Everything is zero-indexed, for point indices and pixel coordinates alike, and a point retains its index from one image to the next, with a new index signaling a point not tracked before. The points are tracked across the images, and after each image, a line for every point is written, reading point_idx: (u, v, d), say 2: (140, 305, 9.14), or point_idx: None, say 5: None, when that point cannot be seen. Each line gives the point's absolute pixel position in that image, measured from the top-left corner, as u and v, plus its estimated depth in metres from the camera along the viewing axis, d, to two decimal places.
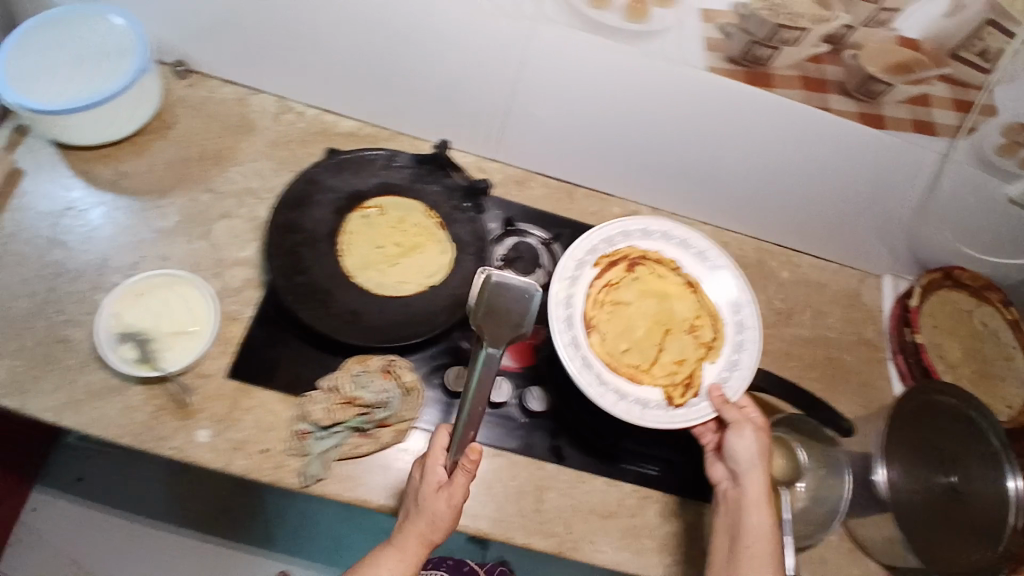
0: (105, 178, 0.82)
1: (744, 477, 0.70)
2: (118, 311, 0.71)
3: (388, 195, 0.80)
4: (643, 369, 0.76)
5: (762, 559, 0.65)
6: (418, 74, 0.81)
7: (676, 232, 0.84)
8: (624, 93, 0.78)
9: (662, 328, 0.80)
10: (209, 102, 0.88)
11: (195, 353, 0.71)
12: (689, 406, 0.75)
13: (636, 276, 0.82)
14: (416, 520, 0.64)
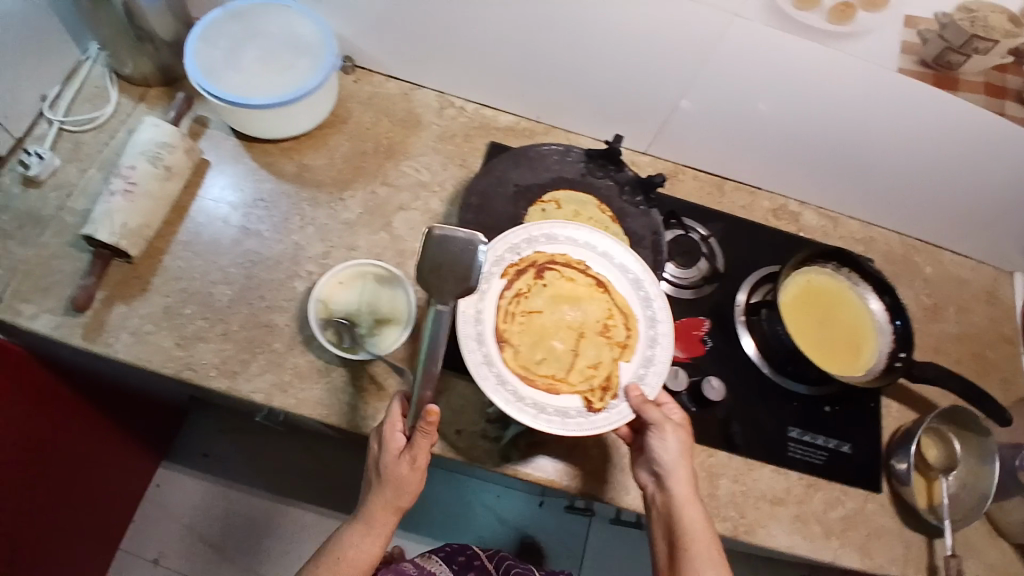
0: (288, 169, 0.85)
1: (671, 476, 0.66)
2: (325, 299, 0.76)
3: (563, 188, 0.82)
4: (560, 378, 0.69)
5: (705, 560, 0.62)
6: (593, 72, 0.85)
7: (580, 233, 0.75)
8: (798, 95, 0.81)
9: (568, 336, 0.72)
10: (378, 97, 0.92)
11: (397, 338, 0.75)
12: (609, 410, 0.68)
13: (545, 281, 0.74)
14: (382, 486, 0.63)
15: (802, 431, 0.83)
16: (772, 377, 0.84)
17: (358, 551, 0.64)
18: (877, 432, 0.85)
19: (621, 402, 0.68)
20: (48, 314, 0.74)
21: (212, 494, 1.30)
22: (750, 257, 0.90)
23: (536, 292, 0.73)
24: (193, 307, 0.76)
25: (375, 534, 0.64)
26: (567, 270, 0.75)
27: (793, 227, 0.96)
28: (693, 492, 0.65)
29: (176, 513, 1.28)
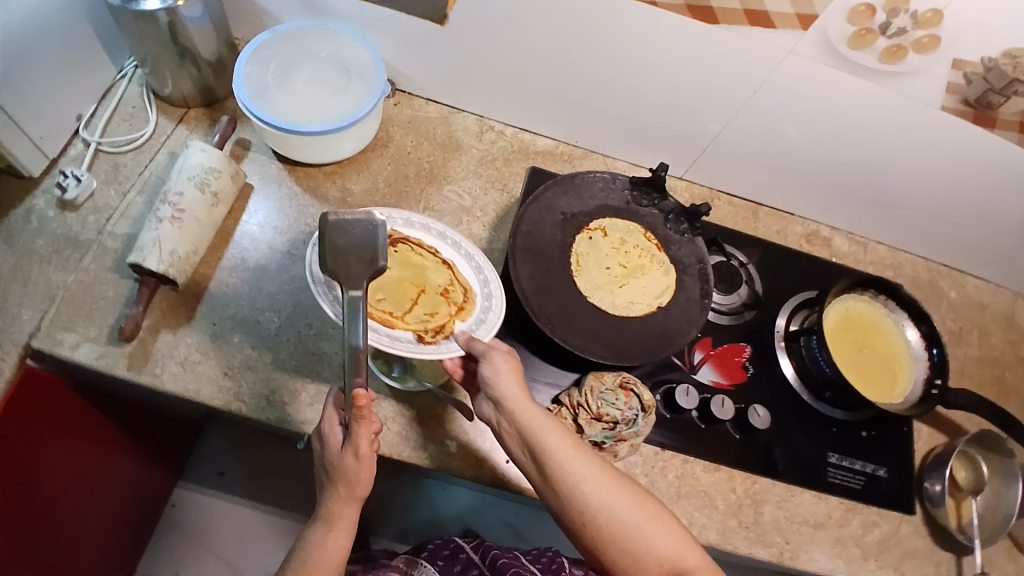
0: (332, 194, 0.85)
1: (507, 393, 0.65)
2: None
3: (609, 216, 0.83)
4: (396, 316, 0.69)
5: (566, 449, 0.63)
6: (639, 100, 0.86)
7: (435, 223, 0.76)
8: (837, 126, 0.83)
9: (407, 289, 0.72)
10: (418, 120, 0.92)
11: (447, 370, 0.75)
12: (439, 345, 0.66)
13: (396, 251, 0.73)
14: (337, 484, 0.61)
15: (840, 456, 0.85)
16: (811, 403, 0.86)
17: (330, 549, 0.62)
18: (910, 455, 0.87)
19: (452, 341, 0.67)
20: (90, 342, 0.72)
21: (227, 513, 1.27)
22: (786, 283, 0.91)
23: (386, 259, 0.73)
24: (241, 335, 0.75)
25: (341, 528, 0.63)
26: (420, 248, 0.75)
27: (825, 252, 0.98)
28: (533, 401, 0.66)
29: (188, 532, 1.25)
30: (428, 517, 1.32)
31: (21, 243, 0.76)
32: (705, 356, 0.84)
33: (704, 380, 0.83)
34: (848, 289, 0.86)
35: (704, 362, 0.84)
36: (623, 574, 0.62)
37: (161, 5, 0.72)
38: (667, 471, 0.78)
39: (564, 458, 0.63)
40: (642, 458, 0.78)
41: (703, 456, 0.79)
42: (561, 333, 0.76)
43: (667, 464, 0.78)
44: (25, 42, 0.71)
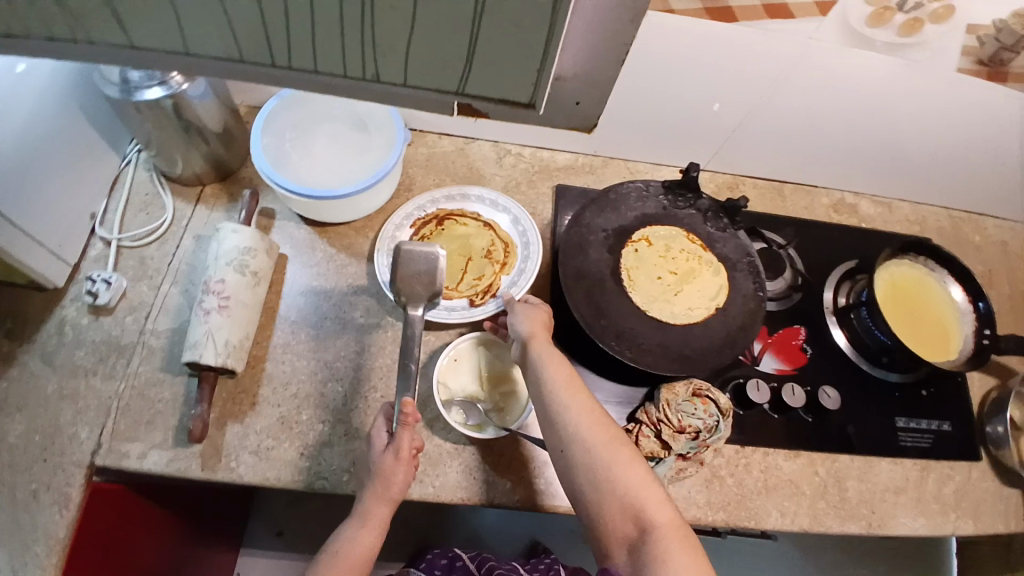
0: (368, 248, 0.83)
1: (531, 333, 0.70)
2: (445, 382, 0.76)
3: (649, 225, 0.83)
4: (451, 287, 0.81)
5: (564, 389, 0.65)
6: (659, 102, 0.85)
7: (471, 191, 0.86)
8: (856, 99, 0.84)
9: (456, 260, 0.83)
10: (436, 158, 0.91)
11: (522, 410, 0.75)
12: (489, 306, 0.80)
13: (442, 228, 0.84)
14: (371, 479, 0.63)
15: (907, 418, 0.86)
16: (870, 371, 0.87)
17: (356, 544, 0.62)
18: (970, 405, 0.89)
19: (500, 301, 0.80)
20: (158, 449, 0.70)
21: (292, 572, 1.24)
22: (825, 257, 0.92)
23: (437, 234, 0.83)
24: (309, 412, 0.73)
25: (372, 524, 0.63)
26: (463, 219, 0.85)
27: (852, 219, 0.99)
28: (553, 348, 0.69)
29: None
30: (493, 535, 1.32)
31: (63, 360, 0.74)
32: (764, 345, 0.86)
33: (767, 369, 0.84)
34: (891, 255, 0.88)
35: (764, 352, 0.85)
36: (595, 507, 0.61)
37: (163, 92, 0.68)
38: (750, 466, 0.79)
39: (551, 390, 0.65)
40: (723, 458, 0.78)
41: (780, 446, 0.80)
42: (631, 354, 0.74)
43: (748, 459, 0.79)
44: (34, 153, 0.67)
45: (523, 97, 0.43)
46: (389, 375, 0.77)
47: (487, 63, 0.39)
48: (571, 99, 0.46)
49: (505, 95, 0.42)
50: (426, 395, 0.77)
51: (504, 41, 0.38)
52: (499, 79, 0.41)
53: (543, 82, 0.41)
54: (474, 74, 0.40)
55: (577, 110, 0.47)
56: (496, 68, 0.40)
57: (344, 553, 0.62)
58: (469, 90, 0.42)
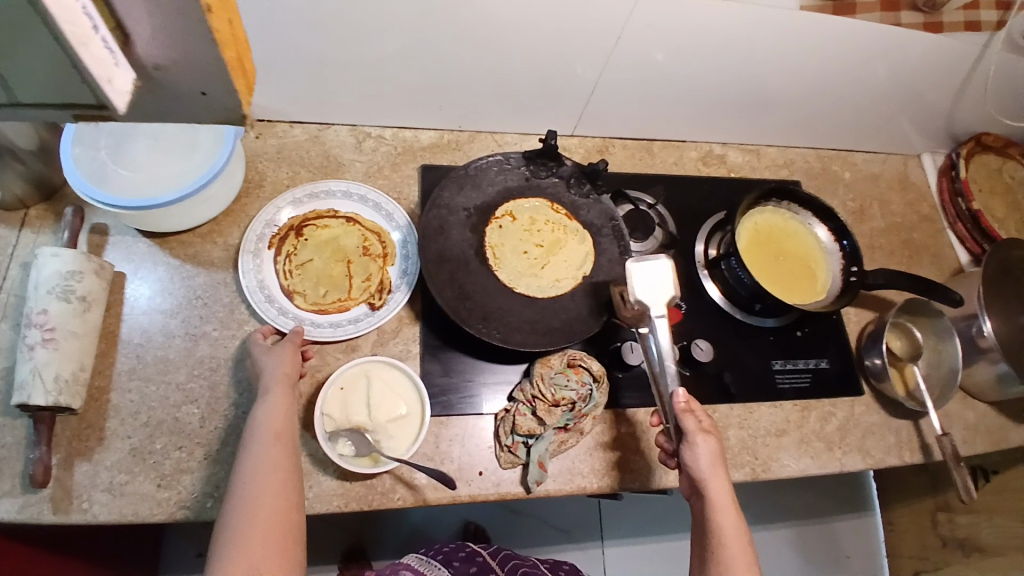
0: (217, 255, 0.78)
1: (710, 492, 0.62)
2: (328, 412, 0.69)
3: (512, 200, 0.81)
4: (343, 294, 0.77)
5: (738, 567, 0.59)
6: (511, 67, 0.82)
7: (319, 187, 0.81)
8: (708, 49, 0.83)
9: (335, 268, 0.78)
10: (287, 148, 0.85)
11: (416, 437, 0.70)
12: (389, 303, 0.78)
13: (305, 237, 0.79)
14: (272, 374, 0.66)
15: (784, 361, 0.89)
16: (745, 319, 0.89)
17: (276, 421, 0.62)
18: (845, 340, 0.92)
19: (397, 295, 0.78)
20: (6, 499, 0.64)
21: None
22: (696, 212, 0.94)
23: (302, 247, 0.78)
24: (163, 439, 0.69)
25: (286, 399, 0.64)
26: (321, 223, 0.80)
27: (722, 168, 1.01)
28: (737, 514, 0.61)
29: None
30: (424, 519, 1.32)
31: None
32: None
33: None
34: (754, 204, 0.88)
35: None
36: None
37: None
38: (633, 429, 0.80)
39: (716, 500, 0.61)
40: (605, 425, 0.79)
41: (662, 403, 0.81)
42: (498, 333, 0.72)
43: (630, 423, 0.80)
44: None
45: (84, 98, 0.31)
46: (251, 388, 0.73)
47: (15, 66, 0.30)
48: (197, 89, 0.33)
49: (67, 99, 0.32)
50: None
51: (22, 49, 0.29)
52: (39, 76, 0.30)
53: (87, 77, 0.29)
54: (10, 78, 0.31)
55: (207, 103, 0.33)
56: (29, 72, 0.30)
57: (265, 431, 0.61)
58: (26, 101, 0.32)
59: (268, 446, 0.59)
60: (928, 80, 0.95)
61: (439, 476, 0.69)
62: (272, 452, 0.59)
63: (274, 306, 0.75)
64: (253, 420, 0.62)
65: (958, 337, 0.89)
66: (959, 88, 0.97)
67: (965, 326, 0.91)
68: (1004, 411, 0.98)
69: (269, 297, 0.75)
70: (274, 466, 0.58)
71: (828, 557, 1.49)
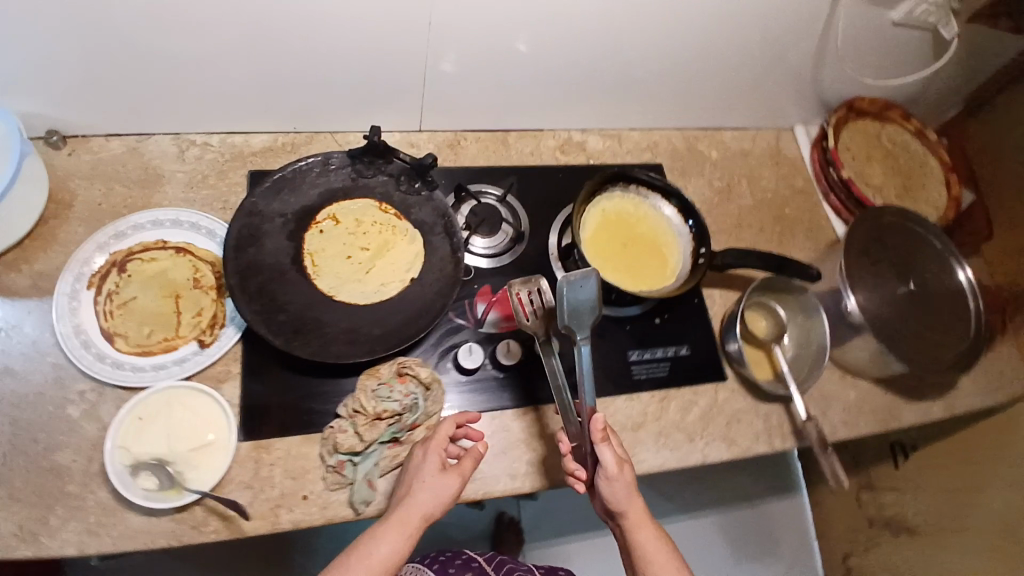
0: (19, 282, 0.74)
1: (628, 516, 0.67)
2: (125, 445, 0.67)
3: (336, 202, 0.78)
4: (169, 331, 0.73)
5: None
6: (327, 67, 0.78)
7: (143, 218, 0.77)
8: (532, 28, 0.79)
9: (163, 303, 0.74)
10: (103, 164, 0.80)
11: (222, 463, 0.68)
12: (221, 339, 0.74)
13: (129, 273, 0.74)
14: (416, 494, 0.65)
15: (642, 352, 0.86)
16: (602, 311, 0.87)
17: (381, 553, 0.61)
18: (708, 326, 0.90)
19: (229, 330, 0.75)
20: None
21: None
22: (550, 203, 0.91)
23: (125, 283, 0.74)
24: None
25: (401, 544, 0.62)
26: (146, 255, 0.76)
27: (582, 155, 0.98)
28: (654, 530, 0.67)
29: None
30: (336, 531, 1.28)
31: None
32: (488, 305, 0.83)
33: (491, 330, 0.82)
34: (599, 189, 0.85)
35: (488, 312, 0.83)
36: None
37: None
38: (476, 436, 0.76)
39: (639, 523, 0.67)
40: None
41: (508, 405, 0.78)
42: (313, 348, 0.69)
43: (474, 429, 0.76)
44: None
45: None
46: (55, 423, 0.69)
47: None
48: None
49: None
50: (98, 437, 0.70)
51: None
52: None
53: None
54: None
55: None
56: None
57: (369, 563, 0.60)
58: None
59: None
60: (782, 47, 0.92)
61: (233, 506, 0.66)
62: None
63: (91, 352, 0.70)
64: (363, 549, 0.61)
65: (824, 313, 0.87)
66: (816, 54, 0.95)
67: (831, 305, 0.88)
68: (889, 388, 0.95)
69: (86, 343, 0.71)
70: None
71: (758, 540, 1.44)
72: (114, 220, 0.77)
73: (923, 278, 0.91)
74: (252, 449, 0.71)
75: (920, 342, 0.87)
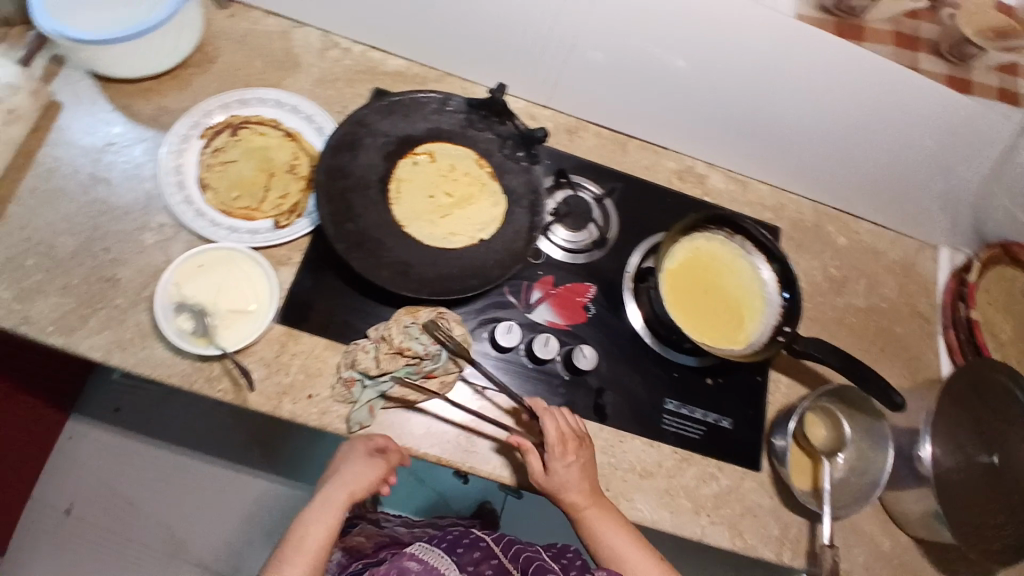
0: (148, 111, 0.79)
1: (577, 508, 0.69)
2: (178, 283, 0.70)
3: (439, 141, 0.78)
4: (253, 202, 0.76)
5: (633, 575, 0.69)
6: (487, 14, 0.78)
7: (269, 94, 0.80)
8: (701, 43, 0.77)
9: (256, 175, 0.77)
10: (253, 35, 0.84)
11: (252, 333, 0.70)
12: (293, 227, 0.76)
13: (238, 137, 0.78)
14: (341, 481, 0.68)
15: (679, 404, 0.80)
16: (656, 348, 0.81)
17: (315, 531, 0.66)
18: (761, 407, 0.82)
19: (303, 222, 0.76)
20: None
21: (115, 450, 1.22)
22: (645, 222, 0.86)
23: (232, 145, 0.77)
24: (32, 259, 0.71)
25: (332, 523, 0.67)
26: (259, 128, 0.79)
27: (699, 190, 0.91)
28: (611, 524, 0.70)
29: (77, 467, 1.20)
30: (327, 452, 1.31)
31: None
32: (544, 295, 0.80)
33: (538, 319, 0.79)
34: (699, 226, 0.80)
35: (541, 301, 0.80)
36: None
37: None
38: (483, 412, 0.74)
39: (591, 518, 0.69)
40: (456, 396, 0.74)
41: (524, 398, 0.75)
42: (364, 265, 0.69)
43: (483, 405, 0.74)
44: None
45: None
46: (127, 242, 0.74)
47: None
48: None
49: None
50: (157, 268, 0.73)
51: None
52: None
53: None
54: None
55: None
56: None
57: (303, 543, 0.65)
58: None
59: (295, 567, 0.63)
60: (957, 147, 0.85)
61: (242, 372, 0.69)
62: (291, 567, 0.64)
63: (181, 193, 0.74)
64: (297, 528, 0.67)
65: (892, 447, 0.77)
66: (993, 170, 0.88)
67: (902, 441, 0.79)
68: (934, 554, 0.84)
69: (181, 184, 0.75)
70: None
71: None
72: (244, 87, 0.81)
73: (1013, 454, 0.77)
74: (280, 334, 0.73)
75: (990, 524, 0.74)
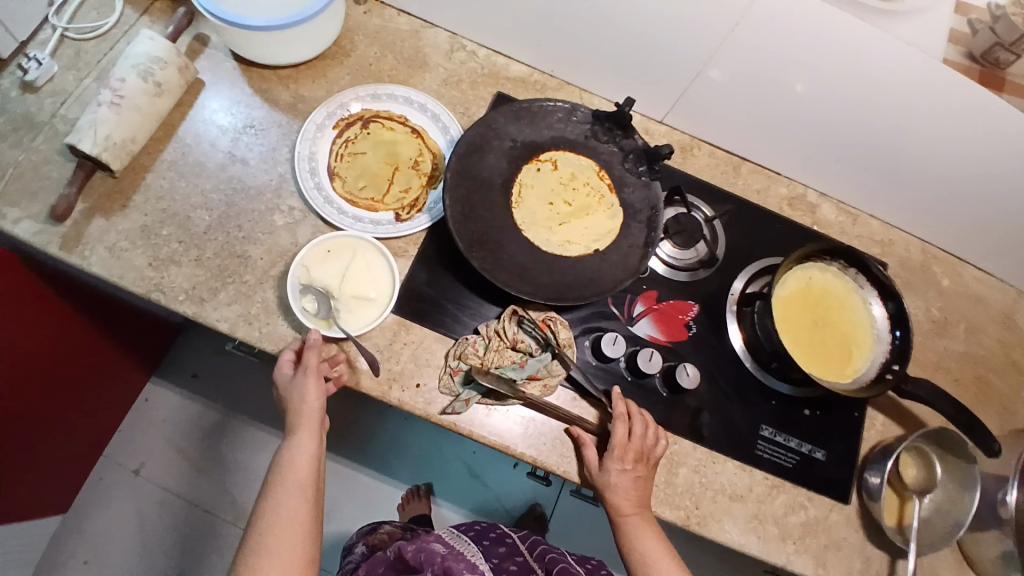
0: (284, 97, 0.83)
1: (620, 514, 0.69)
2: (307, 266, 0.72)
3: (563, 150, 0.79)
4: (378, 193, 0.79)
5: None
6: (620, 31, 0.79)
7: (399, 91, 0.83)
8: (835, 81, 0.76)
9: (382, 168, 0.80)
10: (386, 31, 0.87)
11: (371, 321, 0.72)
12: (413, 221, 0.78)
13: (368, 131, 0.81)
14: (299, 406, 0.67)
15: (774, 431, 0.80)
16: (755, 372, 0.81)
17: (301, 456, 0.65)
18: (855, 443, 0.82)
19: (423, 217, 0.79)
20: (30, 219, 0.72)
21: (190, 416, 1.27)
22: (752, 246, 0.86)
23: (363, 137, 0.80)
24: (170, 229, 0.75)
25: (314, 444, 0.66)
26: (388, 123, 0.82)
27: (809, 219, 0.91)
28: (651, 538, 0.69)
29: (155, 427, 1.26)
30: (390, 437, 1.35)
31: None
32: (646, 309, 0.81)
33: (640, 333, 0.80)
34: (814, 256, 0.80)
35: (643, 315, 0.81)
36: None
37: None
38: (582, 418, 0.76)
39: (630, 528, 0.69)
40: (556, 400, 0.76)
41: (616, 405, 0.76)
42: (486, 265, 0.71)
43: (582, 411, 0.76)
44: None
45: None
46: (257, 221, 0.77)
47: None
48: None
49: None
50: (283, 248, 0.77)
51: None
52: None
53: None
54: None
55: None
56: None
57: (292, 471, 0.64)
58: None
59: (292, 493, 0.62)
60: None
61: (369, 360, 0.71)
62: (291, 497, 0.62)
63: (312, 180, 0.78)
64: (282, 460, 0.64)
65: (978, 492, 0.75)
66: None
67: (989, 486, 0.78)
68: None
69: (312, 170, 0.78)
70: (297, 514, 0.61)
71: None
72: (377, 82, 0.84)
73: None
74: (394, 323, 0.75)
75: None
